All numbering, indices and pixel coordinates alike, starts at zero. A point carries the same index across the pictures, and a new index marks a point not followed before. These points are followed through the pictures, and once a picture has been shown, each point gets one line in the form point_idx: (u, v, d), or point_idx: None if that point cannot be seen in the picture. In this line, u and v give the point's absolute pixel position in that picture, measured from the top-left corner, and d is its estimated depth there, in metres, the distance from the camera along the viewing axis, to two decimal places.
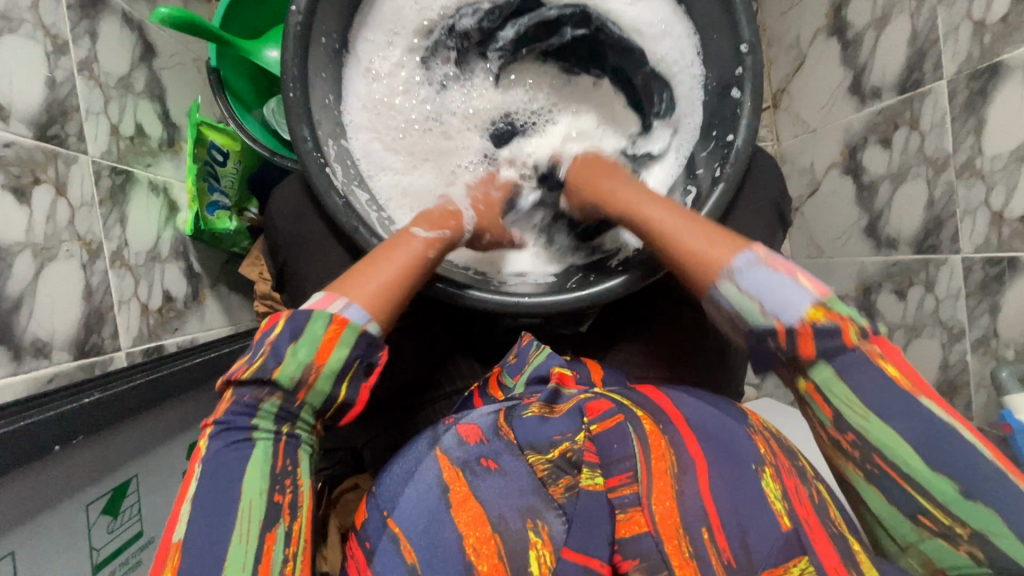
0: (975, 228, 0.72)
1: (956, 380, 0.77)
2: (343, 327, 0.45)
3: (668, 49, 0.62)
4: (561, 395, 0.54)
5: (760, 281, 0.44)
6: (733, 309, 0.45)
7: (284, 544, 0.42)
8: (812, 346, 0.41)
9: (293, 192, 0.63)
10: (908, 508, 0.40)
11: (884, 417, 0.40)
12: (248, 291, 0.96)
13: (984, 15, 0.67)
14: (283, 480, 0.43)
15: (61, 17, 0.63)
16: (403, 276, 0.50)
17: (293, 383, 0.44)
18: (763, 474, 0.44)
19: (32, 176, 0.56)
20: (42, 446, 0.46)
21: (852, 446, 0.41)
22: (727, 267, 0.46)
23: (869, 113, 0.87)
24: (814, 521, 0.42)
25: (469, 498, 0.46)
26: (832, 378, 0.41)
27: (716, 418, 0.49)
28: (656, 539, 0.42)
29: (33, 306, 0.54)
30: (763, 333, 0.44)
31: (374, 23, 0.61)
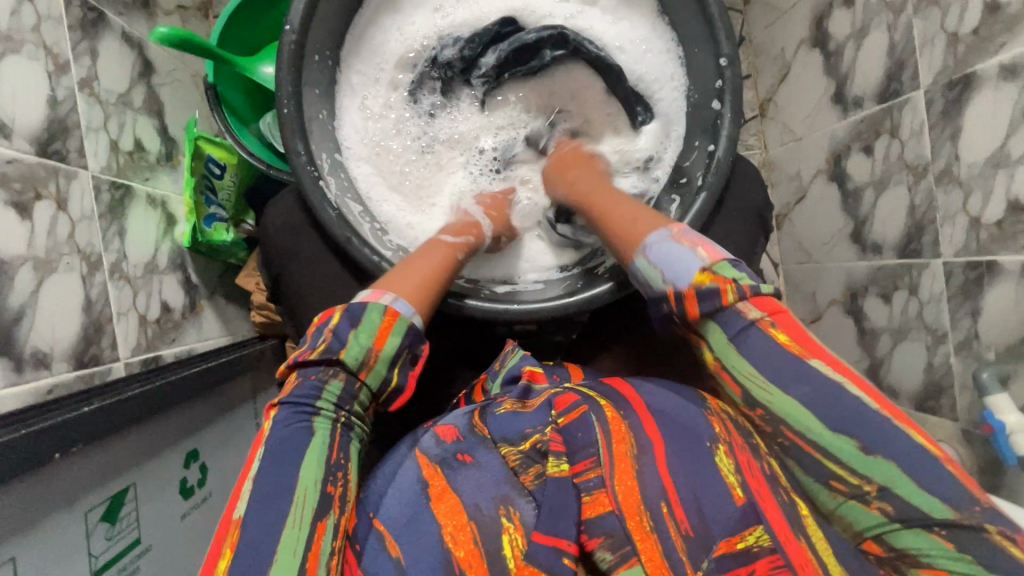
0: (954, 233, 0.74)
1: (941, 382, 0.79)
2: (395, 319, 0.49)
3: (648, 66, 0.66)
4: (532, 390, 0.56)
5: (665, 254, 0.47)
6: (644, 279, 0.49)
7: (332, 534, 0.42)
8: (696, 307, 0.44)
9: (288, 204, 0.65)
10: (820, 474, 0.41)
11: (783, 385, 0.41)
12: (246, 301, 0.98)
13: (957, 27, 0.69)
14: (336, 471, 0.44)
15: (62, 36, 0.65)
16: (436, 275, 0.55)
17: (357, 363, 0.47)
18: (716, 450, 0.44)
19: (34, 192, 0.58)
20: (42, 455, 0.47)
21: (764, 420, 0.43)
22: (642, 243, 0.50)
23: (852, 121, 0.89)
24: (766, 490, 0.41)
25: (447, 490, 0.47)
26: (727, 347, 0.43)
27: (675, 401, 0.49)
28: (620, 517, 0.43)
29: (33, 317, 0.56)
30: (661, 298, 0.47)
31: (363, 56, 0.65)
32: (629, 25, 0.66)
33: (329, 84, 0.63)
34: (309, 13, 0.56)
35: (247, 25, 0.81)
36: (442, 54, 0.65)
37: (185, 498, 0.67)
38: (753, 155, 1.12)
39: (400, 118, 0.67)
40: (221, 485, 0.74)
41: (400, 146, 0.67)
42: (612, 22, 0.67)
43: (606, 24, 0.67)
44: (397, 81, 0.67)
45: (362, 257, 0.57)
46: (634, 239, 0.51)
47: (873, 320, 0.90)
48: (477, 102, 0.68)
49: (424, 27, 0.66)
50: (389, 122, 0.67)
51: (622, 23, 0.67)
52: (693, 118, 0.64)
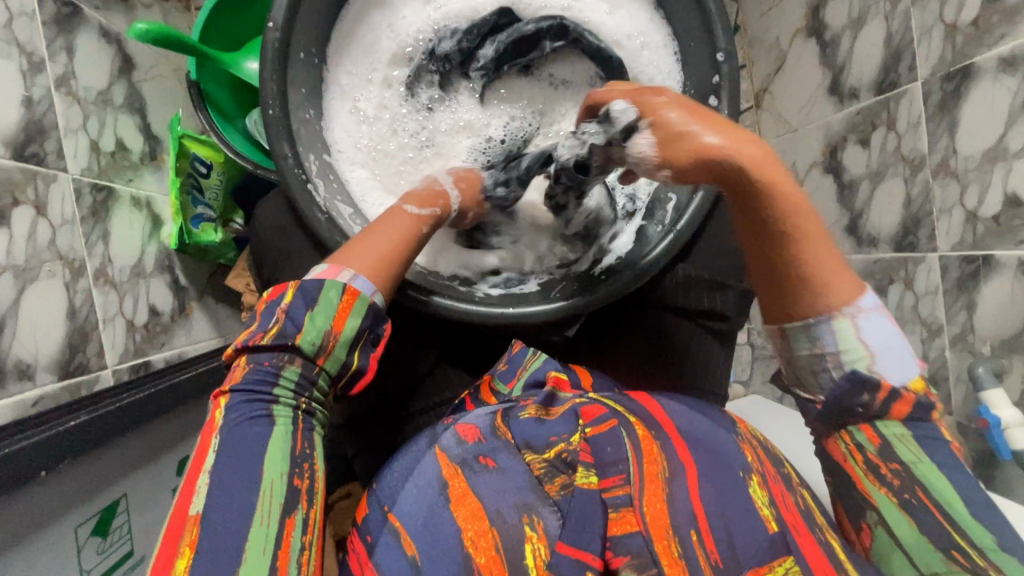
0: (951, 227, 0.73)
1: (936, 375, 0.79)
2: (355, 299, 0.48)
3: (646, 63, 0.64)
4: (556, 398, 0.54)
5: (882, 334, 0.42)
6: (835, 347, 0.42)
7: (301, 531, 0.42)
8: (908, 411, 0.41)
9: (278, 205, 0.63)
10: (941, 540, 0.38)
11: (937, 461, 0.40)
12: (235, 302, 0.96)
13: (956, 18, 0.68)
14: (302, 463, 0.44)
15: (36, 33, 0.62)
16: (401, 250, 0.52)
17: (313, 349, 0.46)
18: (749, 480, 0.46)
19: (11, 197, 0.56)
20: (28, 472, 0.46)
21: (895, 474, 0.40)
22: (852, 305, 0.42)
23: (848, 113, 0.88)
24: (802, 527, 0.43)
25: (467, 494, 0.46)
26: (904, 436, 0.41)
27: (706, 427, 0.51)
28: (647, 538, 0.42)
29: (16, 327, 0.54)
30: (860, 383, 0.41)
31: (353, 55, 0.63)
32: (627, 14, 0.64)
33: (316, 82, 0.60)
34: (293, 8, 0.54)
35: (233, 19, 0.79)
36: (432, 46, 0.65)
37: None
38: (747, 146, 1.11)
39: (397, 114, 0.65)
40: None
41: (398, 144, 0.65)
42: (608, 12, 0.64)
43: (601, 14, 0.64)
44: (391, 77, 0.65)
45: None
46: (833, 294, 0.42)
47: None
48: (476, 95, 0.66)
49: (418, 20, 0.65)
50: (385, 118, 0.65)
51: (619, 13, 0.64)
52: None
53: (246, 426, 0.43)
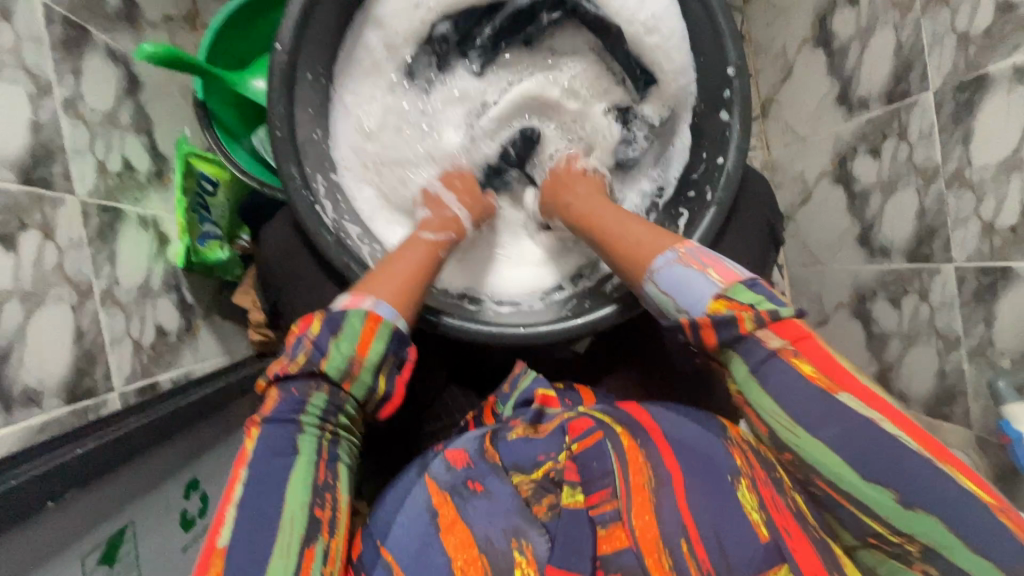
0: (966, 237, 0.72)
1: (954, 388, 0.78)
2: (378, 324, 0.47)
3: (656, 44, 0.61)
4: (544, 415, 0.56)
5: (676, 278, 0.49)
6: (655, 303, 0.51)
7: (322, 561, 0.43)
8: (714, 335, 0.46)
9: (284, 226, 0.62)
10: (859, 530, 0.44)
11: (812, 430, 0.43)
12: (242, 318, 0.96)
13: (968, 27, 0.67)
14: (324, 492, 0.45)
15: (43, 57, 0.62)
16: (421, 275, 0.53)
17: (340, 373, 0.46)
18: (738, 485, 0.45)
19: (18, 222, 0.55)
20: (36, 504, 0.45)
21: (792, 461, 0.45)
22: (649, 268, 0.51)
23: (858, 123, 0.87)
24: (794, 528, 0.43)
25: (456, 522, 0.46)
26: (750, 380, 0.45)
27: (693, 431, 0.49)
28: (638, 553, 0.44)
29: (23, 353, 0.54)
30: (676, 324, 0.49)
31: (351, 78, 0.63)
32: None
33: (323, 102, 0.60)
34: (299, 31, 0.54)
35: (237, 36, 0.79)
36: (428, 32, 0.65)
37: (186, 529, 0.65)
38: (755, 156, 1.11)
39: (400, 111, 0.66)
40: None
41: (408, 149, 0.67)
42: None
43: None
44: (394, 79, 0.65)
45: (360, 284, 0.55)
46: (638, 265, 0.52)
47: (882, 324, 0.89)
48: (474, 69, 0.68)
49: (412, 21, 0.63)
50: (390, 120, 0.66)
51: None
52: (699, 128, 0.62)
53: (272, 457, 0.44)
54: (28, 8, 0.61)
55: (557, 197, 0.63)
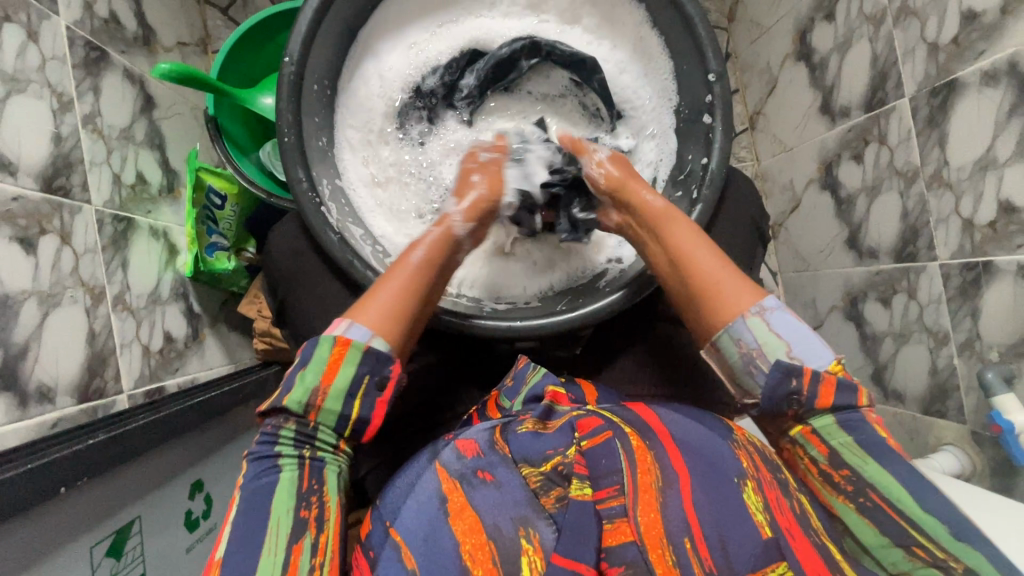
0: (949, 235, 0.75)
1: (946, 384, 0.79)
2: (347, 347, 0.48)
3: (626, 84, 0.68)
4: (554, 411, 0.56)
5: (788, 326, 0.50)
6: (756, 343, 0.50)
7: (311, 554, 0.44)
8: (831, 398, 0.48)
9: (291, 229, 0.65)
10: (900, 538, 0.43)
11: (882, 463, 0.45)
12: (247, 329, 0.98)
13: (936, 36, 0.71)
14: (309, 496, 0.46)
15: (66, 75, 0.66)
16: (418, 288, 0.54)
17: (302, 407, 0.47)
18: (744, 486, 0.45)
19: (39, 227, 0.58)
20: (50, 488, 0.47)
21: (846, 479, 0.46)
22: (760, 308, 0.51)
23: (840, 131, 0.91)
24: (797, 531, 0.43)
25: (466, 507, 0.47)
26: (834, 427, 0.47)
27: (702, 434, 0.51)
28: (641, 548, 0.43)
29: (39, 351, 0.55)
30: (787, 371, 0.48)
31: (345, 124, 0.65)
32: (611, 45, 0.68)
33: (328, 112, 0.64)
34: (307, 45, 0.58)
35: (247, 59, 0.84)
36: (416, 83, 0.67)
37: (190, 530, 0.66)
38: (745, 167, 1.14)
39: (403, 162, 0.68)
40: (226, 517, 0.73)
41: (415, 196, 0.67)
42: (586, 40, 0.68)
43: (581, 41, 0.68)
44: (388, 130, 0.67)
45: (363, 279, 0.58)
46: (734, 306, 0.51)
47: (874, 325, 0.91)
48: (463, 119, 0.69)
49: (403, 69, 0.67)
50: (395, 171, 0.67)
51: (596, 39, 0.68)
52: (684, 132, 0.65)
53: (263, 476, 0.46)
54: (53, 30, 0.65)
55: (635, 195, 0.59)
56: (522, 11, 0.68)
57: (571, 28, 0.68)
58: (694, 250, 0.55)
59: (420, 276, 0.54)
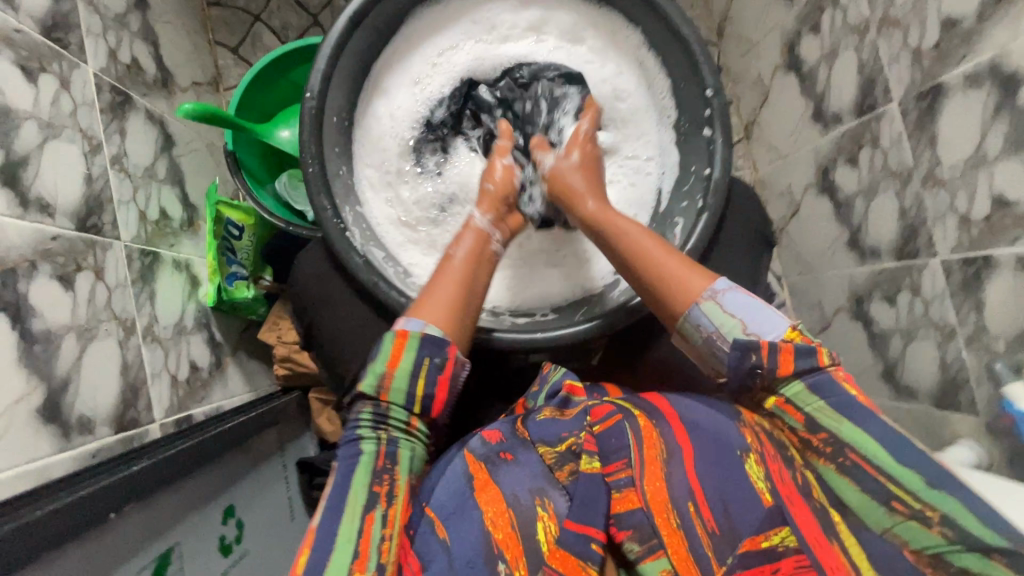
0: (947, 232, 0.77)
1: (957, 377, 0.80)
2: (407, 336, 0.53)
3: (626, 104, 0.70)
4: (571, 401, 0.59)
5: (741, 304, 0.50)
6: (713, 327, 0.50)
7: (381, 524, 0.46)
8: (791, 364, 0.46)
9: (317, 253, 0.67)
10: (880, 494, 0.42)
11: (856, 421, 0.44)
12: (266, 355, 1.00)
13: (918, 44, 0.75)
14: (383, 472, 0.49)
15: (95, 119, 0.70)
16: (468, 280, 0.58)
17: (374, 390, 0.52)
18: (747, 459, 0.47)
19: (75, 264, 0.61)
20: (100, 514, 0.50)
21: (825, 442, 0.45)
22: (707, 291, 0.52)
23: (834, 136, 0.94)
24: (796, 498, 0.44)
25: (490, 483, 0.50)
26: (804, 393, 0.46)
27: (707, 415, 0.52)
28: (648, 513, 0.46)
29: (78, 384, 0.57)
30: (746, 348, 0.48)
31: (363, 157, 0.68)
32: (615, 65, 0.70)
33: (347, 142, 0.67)
34: (326, 79, 0.62)
35: (262, 94, 0.87)
36: (427, 118, 0.70)
37: (224, 555, 0.66)
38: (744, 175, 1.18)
39: (427, 196, 0.69)
40: (257, 542, 0.74)
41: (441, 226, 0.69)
42: (586, 58, 0.71)
43: (582, 60, 0.71)
44: (407, 167, 0.70)
45: (389, 299, 0.60)
46: (687, 292, 0.52)
47: (881, 322, 0.93)
48: (474, 145, 0.71)
49: (411, 105, 0.70)
50: (419, 205, 0.69)
51: (596, 59, 0.71)
52: (685, 145, 0.68)
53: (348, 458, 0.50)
54: (82, 79, 0.69)
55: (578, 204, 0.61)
56: (521, 32, 0.71)
57: (575, 45, 0.71)
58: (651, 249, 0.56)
59: (467, 270, 0.59)
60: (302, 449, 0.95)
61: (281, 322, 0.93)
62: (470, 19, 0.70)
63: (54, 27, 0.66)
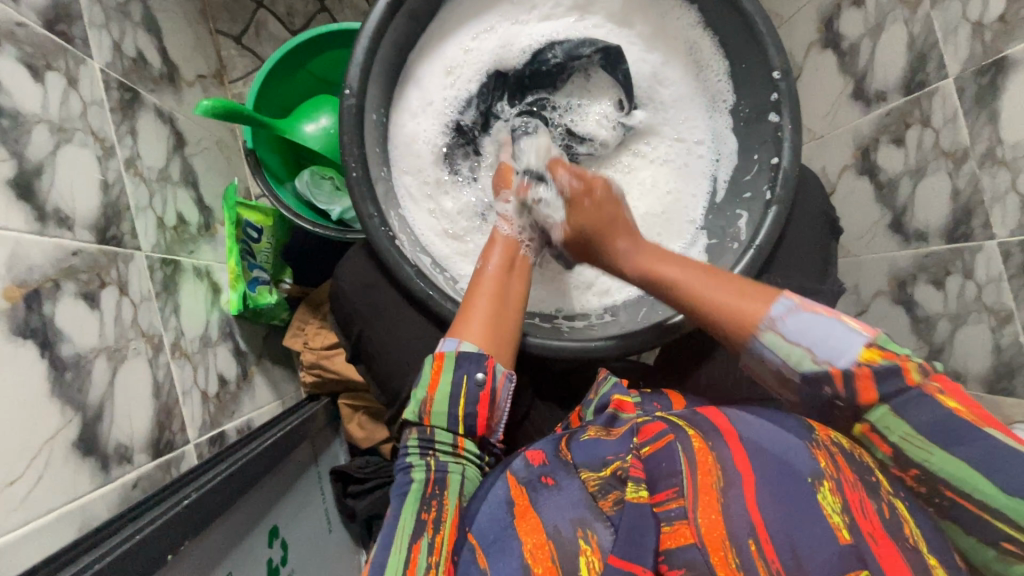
0: (1007, 214, 0.73)
1: (1013, 363, 0.75)
2: (442, 358, 0.52)
3: (671, 93, 0.67)
4: (618, 419, 0.51)
5: (802, 327, 0.45)
6: (779, 359, 0.46)
7: (428, 552, 0.43)
8: (874, 391, 0.42)
9: (361, 264, 0.65)
10: (988, 535, 0.38)
11: (948, 447, 0.39)
12: (290, 362, 0.96)
13: (981, 16, 0.71)
14: (432, 499, 0.47)
15: (106, 120, 0.64)
16: (501, 292, 0.57)
17: (417, 416, 0.52)
18: (819, 486, 0.39)
19: (99, 280, 0.56)
20: (159, 556, 0.48)
21: (919, 481, 0.41)
22: (766, 318, 0.46)
23: (876, 116, 0.89)
24: (881, 534, 0.37)
25: (529, 509, 0.43)
26: (890, 417, 0.42)
27: (772, 432, 0.43)
28: (702, 550, 0.37)
29: (113, 410, 0.53)
30: (819, 380, 0.44)
31: (398, 161, 0.64)
32: (663, 54, 0.66)
33: (383, 141, 0.63)
34: (365, 75, 0.58)
35: (278, 86, 0.82)
36: (456, 120, 0.66)
37: None
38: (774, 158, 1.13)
39: (468, 205, 0.67)
40: (299, 561, 0.72)
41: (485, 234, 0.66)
42: (632, 42, 0.67)
43: (627, 46, 0.66)
44: (443, 175, 0.66)
45: (445, 312, 0.58)
46: (744, 325, 0.47)
47: (926, 307, 0.86)
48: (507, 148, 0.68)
49: (443, 100, 0.65)
50: (461, 213, 0.66)
51: (641, 45, 0.67)
52: (745, 132, 0.64)
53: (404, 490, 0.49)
54: (90, 75, 0.63)
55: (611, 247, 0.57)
56: (564, 15, 0.67)
57: (621, 30, 0.67)
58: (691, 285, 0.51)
59: (501, 280, 0.58)
60: (333, 458, 0.92)
61: (308, 326, 0.89)
62: (507, 6, 0.66)
63: (57, 19, 0.60)
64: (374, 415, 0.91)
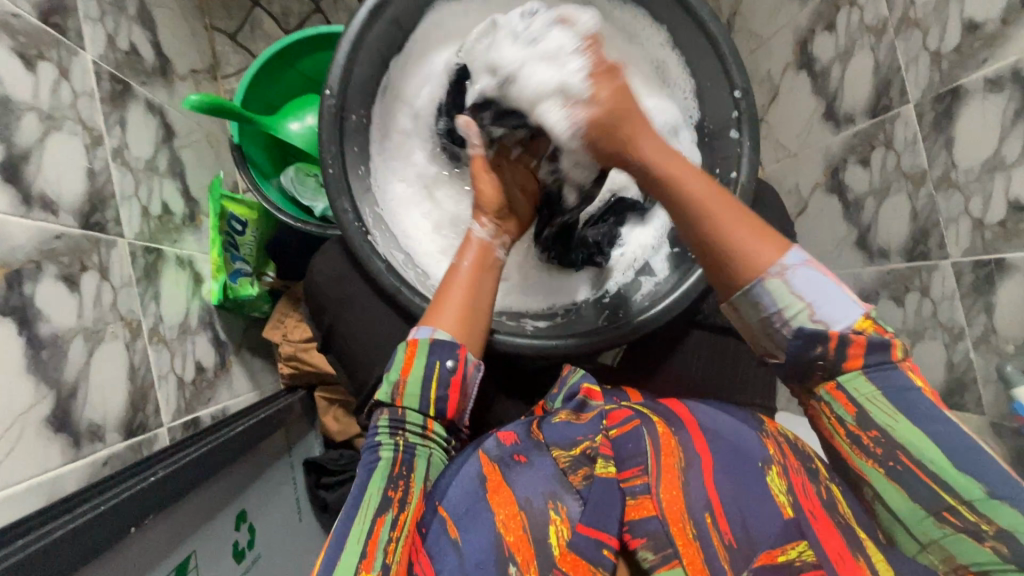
0: (959, 234, 0.75)
1: (963, 378, 0.77)
2: (416, 345, 0.54)
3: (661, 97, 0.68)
4: (587, 406, 0.53)
5: (813, 285, 0.45)
6: (777, 307, 0.45)
7: (391, 528, 0.45)
8: (862, 358, 0.44)
9: (336, 257, 0.68)
10: (931, 504, 0.42)
11: (913, 419, 0.42)
12: (269, 354, 0.97)
13: (939, 45, 0.74)
14: (399, 478, 0.48)
15: (96, 110, 0.66)
16: (474, 288, 0.58)
17: (389, 397, 0.53)
18: (768, 470, 0.44)
19: (80, 264, 0.58)
20: (123, 528, 0.50)
21: (876, 442, 0.44)
22: (776, 267, 0.45)
23: (844, 136, 0.92)
24: (820, 513, 0.41)
25: (503, 485, 0.46)
26: (860, 381, 0.44)
27: (728, 423, 0.48)
28: (663, 521, 0.41)
29: (87, 390, 0.55)
30: (812, 338, 0.44)
31: (388, 162, 0.69)
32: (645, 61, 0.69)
33: (364, 142, 0.66)
34: (345, 77, 0.60)
35: (265, 84, 0.85)
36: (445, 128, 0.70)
37: (238, 561, 0.67)
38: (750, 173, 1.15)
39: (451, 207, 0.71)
40: (265, 546, 0.74)
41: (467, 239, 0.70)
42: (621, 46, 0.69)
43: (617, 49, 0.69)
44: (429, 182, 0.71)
45: (412, 305, 0.61)
46: (749, 267, 0.46)
47: (887, 322, 0.87)
48: None
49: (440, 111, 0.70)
50: (443, 216, 0.70)
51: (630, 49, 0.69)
52: (710, 147, 0.67)
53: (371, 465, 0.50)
54: (82, 66, 0.65)
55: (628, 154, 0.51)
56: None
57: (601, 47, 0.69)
58: (704, 214, 0.47)
59: (475, 275, 0.59)
60: (307, 448, 0.94)
61: (287, 319, 0.91)
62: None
63: (53, 12, 0.62)
64: (349, 408, 0.93)
